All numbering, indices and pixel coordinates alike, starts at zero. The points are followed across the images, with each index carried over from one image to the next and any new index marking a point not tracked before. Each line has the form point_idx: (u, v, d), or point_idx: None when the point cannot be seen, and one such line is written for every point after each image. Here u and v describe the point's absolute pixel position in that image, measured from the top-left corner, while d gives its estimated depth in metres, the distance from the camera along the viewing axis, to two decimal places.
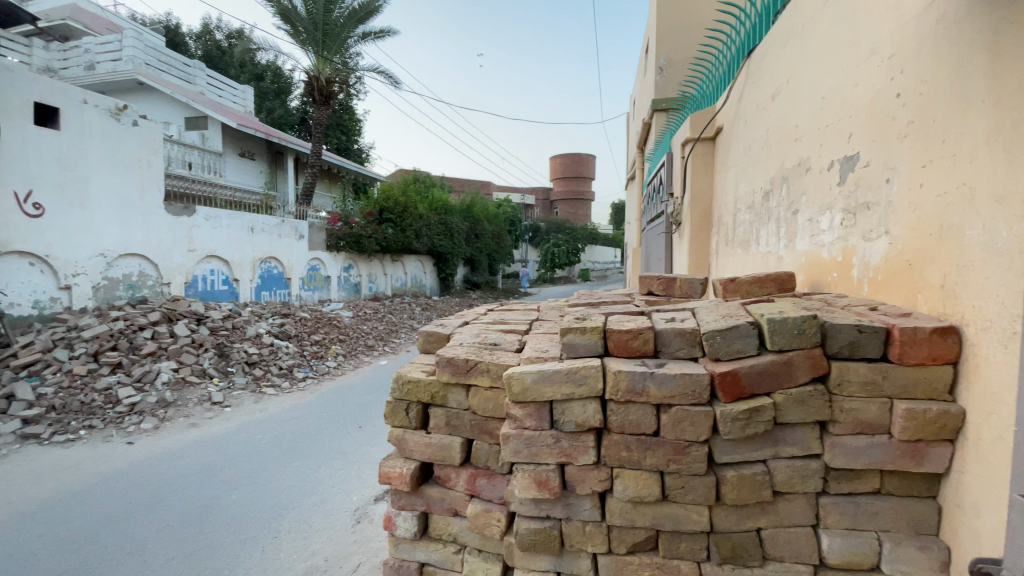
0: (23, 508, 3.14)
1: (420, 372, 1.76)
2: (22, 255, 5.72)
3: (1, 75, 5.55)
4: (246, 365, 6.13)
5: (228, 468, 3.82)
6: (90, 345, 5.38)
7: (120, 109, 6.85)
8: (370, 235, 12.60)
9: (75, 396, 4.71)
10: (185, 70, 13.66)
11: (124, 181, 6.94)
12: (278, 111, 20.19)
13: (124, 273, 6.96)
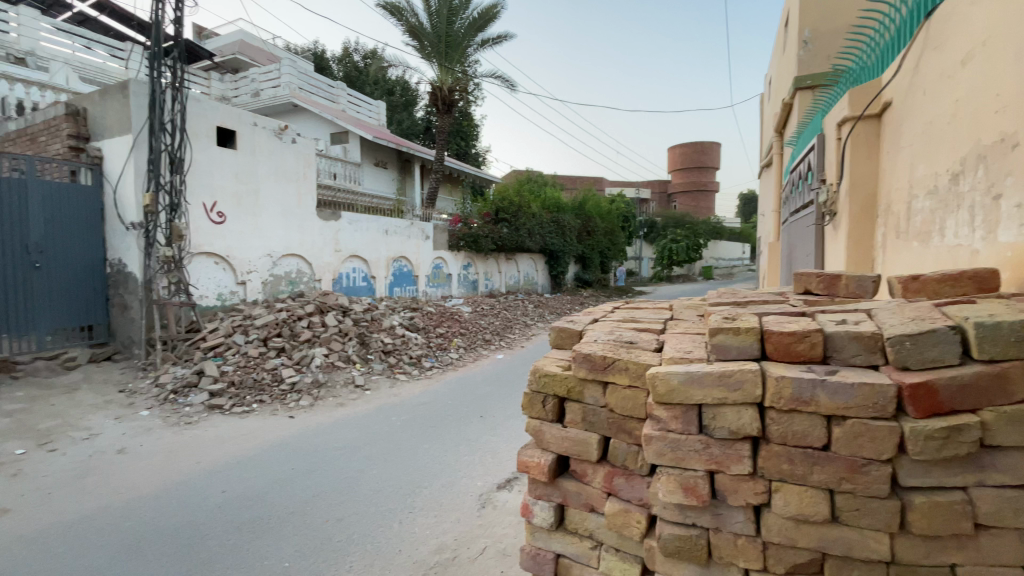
0: (213, 466, 3.79)
1: (556, 366, 1.80)
2: (210, 255, 6.91)
3: (195, 106, 6.71)
4: (383, 353, 6.79)
5: (369, 445, 4.26)
6: (261, 331, 6.33)
7: (282, 129, 7.93)
8: (487, 235, 13.17)
9: (249, 373, 5.56)
10: (330, 91, 15.47)
11: (285, 190, 8.03)
12: (406, 122, 21.98)
13: (285, 271, 8.09)
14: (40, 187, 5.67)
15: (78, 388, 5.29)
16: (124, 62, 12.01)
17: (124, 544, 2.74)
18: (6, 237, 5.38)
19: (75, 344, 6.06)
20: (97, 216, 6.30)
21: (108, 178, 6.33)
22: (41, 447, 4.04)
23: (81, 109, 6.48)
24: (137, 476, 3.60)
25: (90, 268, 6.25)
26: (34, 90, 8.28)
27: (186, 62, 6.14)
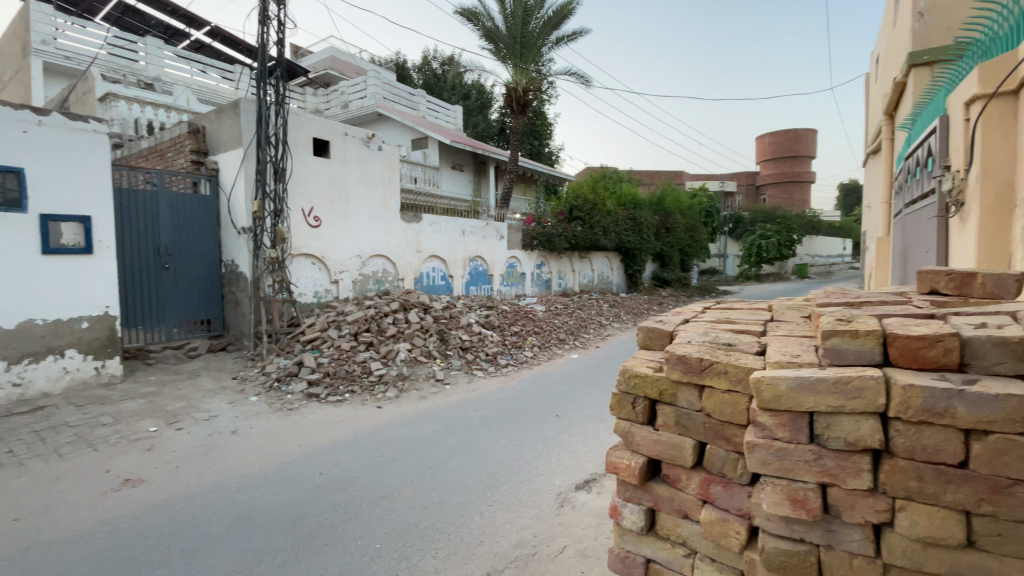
0: (312, 450, 4.13)
1: (647, 367, 1.78)
2: (308, 256, 7.52)
3: (294, 119, 7.30)
4: (461, 349, 7.01)
5: (450, 438, 4.42)
6: (352, 327, 6.78)
7: (369, 138, 8.42)
8: (561, 233, 13.16)
9: (341, 365, 5.98)
10: (411, 98, 16.20)
11: (373, 195, 8.53)
12: (482, 125, 22.51)
13: (372, 271, 8.60)
14: (169, 198, 6.49)
15: (199, 375, 5.98)
16: (234, 82, 13.36)
17: (236, 516, 3.05)
18: (142, 242, 6.23)
19: (196, 335, 6.86)
20: (213, 222, 7.06)
21: (223, 187, 7.07)
22: (171, 425, 4.62)
23: (200, 127, 7.30)
24: (247, 455, 4.01)
25: (209, 269, 7.02)
26: (163, 113, 9.47)
27: (286, 80, 6.69)
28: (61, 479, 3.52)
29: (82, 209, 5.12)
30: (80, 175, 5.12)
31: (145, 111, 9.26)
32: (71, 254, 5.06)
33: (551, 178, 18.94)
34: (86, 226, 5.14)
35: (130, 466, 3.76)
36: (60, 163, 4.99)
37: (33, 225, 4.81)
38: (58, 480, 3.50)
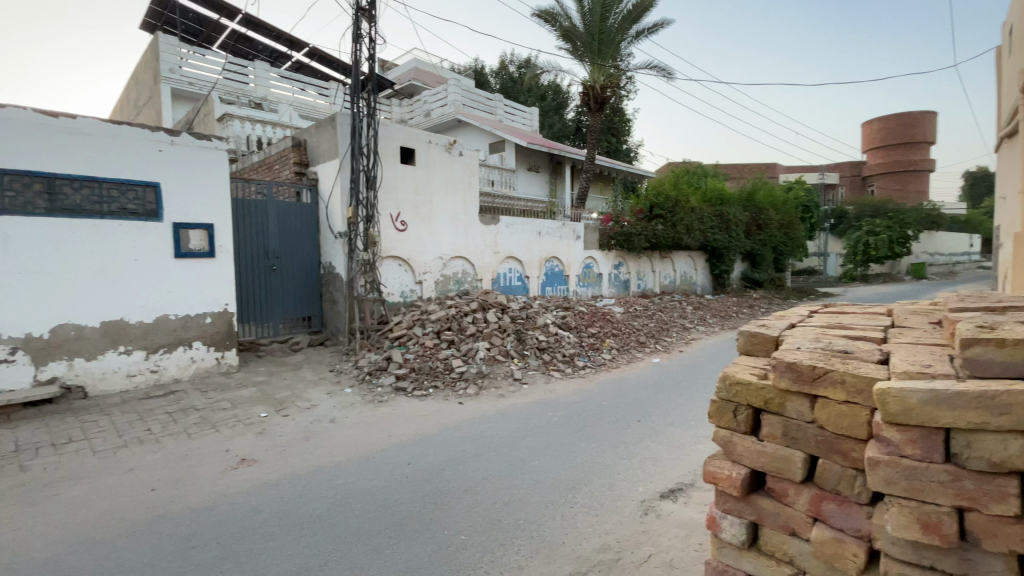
0: (401, 441, 4.36)
1: (751, 375, 1.74)
2: (395, 258, 7.95)
3: (384, 129, 7.74)
4: (539, 350, 7.05)
5: (531, 436, 4.48)
6: (436, 325, 7.06)
7: (452, 144, 8.72)
8: (639, 233, 12.75)
9: (426, 361, 6.25)
10: (489, 103, 16.55)
11: (455, 199, 8.84)
12: (558, 125, 22.48)
13: (454, 272, 8.92)
14: (276, 206, 7.17)
15: (300, 367, 6.54)
16: (328, 97, 14.43)
17: (335, 498, 3.30)
18: (255, 246, 6.94)
19: (299, 331, 7.52)
20: (313, 227, 7.68)
21: (322, 195, 7.67)
22: (278, 412, 5.10)
23: (302, 141, 7.97)
24: (342, 443, 4.32)
25: (310, 270, 7.65)
26: (269, 129, 10.45)
27: (378, 91, 6.98)
28: (191, 454, 4.01)
29: (206, 218, 5.79)
30: (204, 187, 5.77)
31: (254, 128, 10.29)
32: (197, 258, 5.75)
33: (629, 176, 18.45)
34: (209, 232, 5.81)
35: (245, 447, 4.21)
36: (188, 177, 5.66)
37: (168, 232, 5.52)
38: (190, 455, 3.99)
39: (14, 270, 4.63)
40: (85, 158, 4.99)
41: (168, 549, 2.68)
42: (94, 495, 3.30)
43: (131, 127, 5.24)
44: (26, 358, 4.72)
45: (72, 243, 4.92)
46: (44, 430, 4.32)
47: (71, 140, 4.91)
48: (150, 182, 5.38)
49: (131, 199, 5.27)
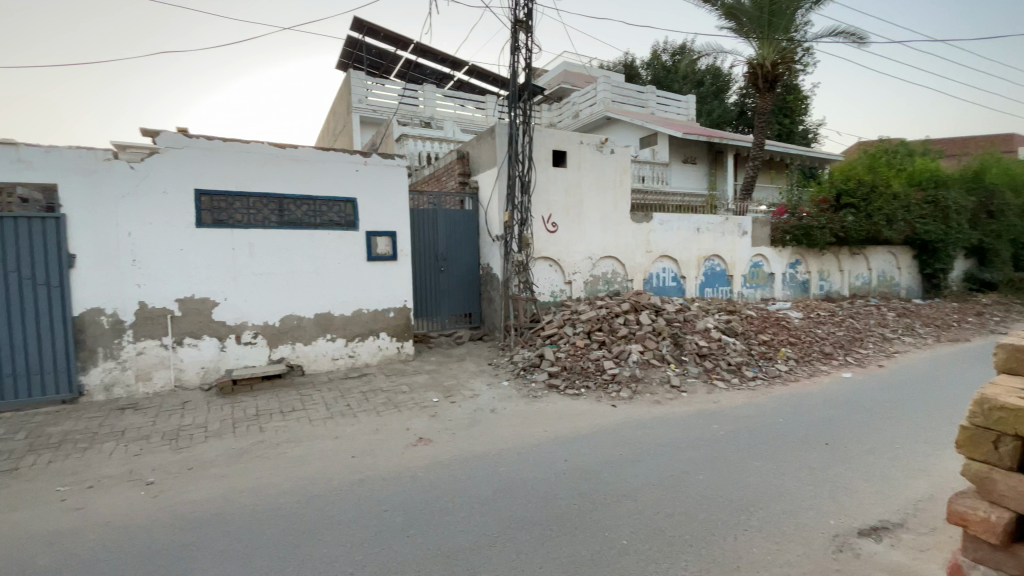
0: (557, 435, 4.43)
1: (1018, 400, 1.70)
2: (547, 259, 8.17)
3: (538, 134, 7.98)
4: (698, 356, 6.58)
5: (692, 448, 4.20)
6: (586, 325, 7.06)
7: (603, 143, 8.64)
8: (822, 226, 11.06)
9: (577, 361, 6.29)
10: (640, 96, 16.00)
11: (606, 198, 8.75)
12: (717, 111, 20.72)
13: (604, 272, 8.85)
14: (444, 213, 7.92)
15: (465, 359, 7.09)
16: (485, 109, 15.42)
17: (499, 483, 3.51)
18: (426, 250, 7.76)
19: (461, 326, 8.22)
20: (474, 231, 8.28)
21: (481, 202, 8.23)
22: (447, 398, 5.60)
23: (465, 153, 8.66)
24: (504, 432, 4.55)
25: (472, 271, 8.28)
26: (436, 144, 11.58)
27: (534, 98, 7.17)
28: (379, 430, 4.63)
29: (389, 226, 6.66)
30: (388, 200, 6.63)
31: (424, 145, 11.50)
32: (383, 262, 6.64)
33: (807, 160, 16.16)
34: (392, 239, 6.68)
35: (422, 427, 4.72)
36: (376, 192, 6.55)
37: (362, 240, 6.49)
38: (378, 430, 4.62)
39: (257, 271, 5.88)
40: (299, 180, 6.06)
41: (366, 510, 3.13)
42: (311, 456, 4.03)
43: (335, 152, 6.24)
44: (264, 341, 5.98)
45: (294, 250, 6.07)
46: (276, 399, 5.41)
47: (294, 166, 6.03)
48: (348, 198, 6.36)
49: (334, 213, 6.30)
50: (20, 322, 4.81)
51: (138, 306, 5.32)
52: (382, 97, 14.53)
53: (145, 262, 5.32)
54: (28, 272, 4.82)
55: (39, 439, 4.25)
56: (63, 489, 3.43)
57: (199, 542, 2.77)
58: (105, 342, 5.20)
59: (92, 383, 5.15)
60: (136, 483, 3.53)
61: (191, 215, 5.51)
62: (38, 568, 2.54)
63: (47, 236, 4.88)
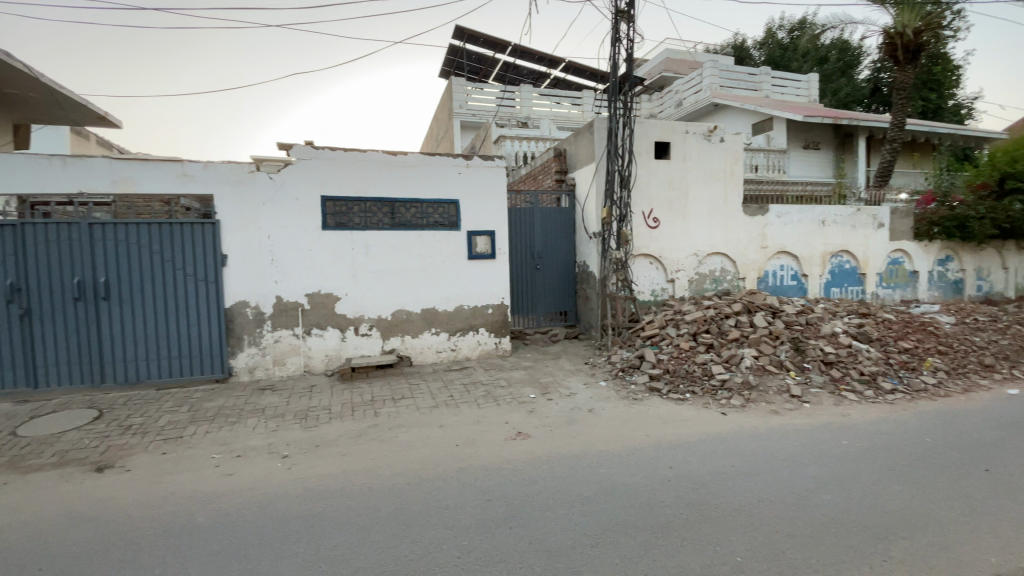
0: (660, 441, 4.22)
1: None
2: (647, 256, 7.87)
3: (640, 126, 7.69)
4: (822, 364, 5.91)
5: (816, 464, 3.79)
6: (691, 326, 6.65)
7: (711, 131, 8.09)
8: (980, 216, 9.34)
9: (681, 363, 5.92)
10: (753, 79, 14.79)
11: (714, 190, 8.21)
12: (845, 90, 18.51)
13: (710, 269, 8.32)
14: (541, 211, 7.96)
15: (561, 357, 7.06)
16: (581, 106, 15.24)
17: (600, 484, 3.43)
18: (524, 248, 7.86)
19: (557, 324, 8.22)
20: (571, 228, 8.21)
21: (578, 198, 8.12)
22: (545, 394, 5.62)
23: (563, 150, 8.63)
24: (603, 433, 4.44)
25: (568, 269, 8.23)
26: (532, 144, 11.66)
27: (636, 89, 6.91)
28: (480, 422, 4.78)
29: (489, 225, 6.84)
30: (488, 200, 6.81)
31: (522, 145, 11.64)
32: (483, 260, 6.85)
33: (962, 140, 13.80)
34: (492, 238, 6.86)
35: (521, 422, 4.77)
36: (477, 192, 6.77)
37: (463, 239, 6.74)
38: (479, 422, 4.76)
39: (371, 269, 6.37)
40: (407, 184, 6.45)
41: (470, 498, 3.25)
42: (418, 442, 4.27)
43: (439, 156, 6.55)
44: (377, 333, 6.46)
45: (403, 249, 6.49)
46: (387, 387, 5.83)
47: (403, 171, 6.42)
48: (452, 200, 6.65)
49: (439, 214, 6.63)
50: (185, 312, 5.68)
51: (275, 300, 6.03)
52: (481, 101, 14.95)
53: (279, 261, 6.01)
54: (191, 270, 5.67)
55: (200, 412, 5.00)
56: (218, 455, 4.00)
57: (324, 514, 3.07)
58: (249, 330, 5.96)
59: (238, 366, 5.94)
60: (274, 455, 4.01)
61: (316, 218, 6.11)
62: (200, 523, 2.97)
63: (204, 239, 5.70)
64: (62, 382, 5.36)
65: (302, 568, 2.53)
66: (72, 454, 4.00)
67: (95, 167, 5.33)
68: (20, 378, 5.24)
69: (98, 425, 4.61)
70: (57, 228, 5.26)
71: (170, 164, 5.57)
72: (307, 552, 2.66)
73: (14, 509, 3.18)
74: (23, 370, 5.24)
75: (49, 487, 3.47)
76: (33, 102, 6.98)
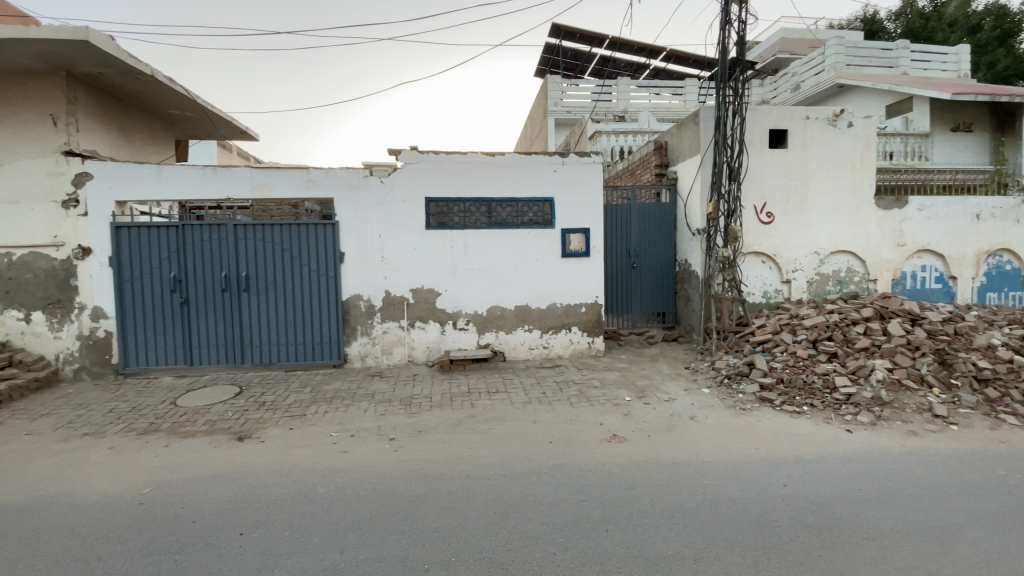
0: (772, 457, 3.86)
1: None
2: (758, 255, 7.29)
3: (753, 114, 7.11)
4: (975, 381, 5.06)
5: (969, 496, 3.24)
6: (809, 333, 6.02)
7: (837, 116, 7.27)
8: None
9: (798, 374, 5.33)
10: (887, 54, 13.09)
11: (838, 182, 7.37)
12: (1004, 62, 15.39)
13: (834, 270, 7.50)
14: (639, 208, 7.70)
15: (659, 360, 6.76)
16: (683, 95, 14.52)
17: (704, 496, 3.23)
18: (620, 245, 7.67)
19: (654, 325, 7.91)
20: (672, 225, 7.84)
21: (681, 194, 7.73)
22: (641, 397, 5.40)
23: (664, 143, 8.27)
24: (706, 443, 4.17)
25: (668, 268, 7.88)
26: (631, 138, 11.44)
27: (748, 73, 6.40)
28: (574, 420, 4.74)
29: (584, 223, 6.76)
30: (585, 197, 6.73)
31: (619, 140, 11.45)
32: (577, 258, 6.79)
33: None
34: (586, 236, 6.77)
35: (616, 424, 4.64)
36: (573, 190, 6.71)
37: (558, 237, 6.73)
38: (574, 421, 4.71)
39: (469, 266, 6.60)
40: (505, 183, 6.58)
41: (566, 495, 3.23)
42: (513, 436, 4.34)
43: (536, 155, 6.59)
44: (474, 328, 6.68)
45: (500, 247, 6.63)
46: (483, 380, 6.00)
47: (500, 170, 6.56)
48: (547, 198, 6.66)
49: (535, 212, 6.68)
50: (308, 304, 6.31)
51: (383, 294, 6.47)
52: (577, 97, 14.75)
53: (388, 258, 6.44)
54: (313, 266, 6.28)
55: (319, 393, 5.52)
56: (335, 434, 4.39)
57: (426, 496, 3.23)
58: (362, 321, 6.46)
59: (351, 353, 6.47)
60: (382, 437, 4.31)
61: (420, 218, 6.46)
62: (320, 494, 3.28)
63: (324, 238, 6.28)
64: (212, 362, 6.21)
65: (408, 544, 2.68)
66: (220, 424, 4.62)
67: (238, 175, 6.08)
68: (180, 356, 6.16)
69: (239, 400, 5.29)
70: (209, 229, 6.10)
71: (297, 171, 6.21)
72: (412, 530, 2.82)
73: (177, 467, 3.74)
74: (182, 349, 6.15)
75: (203, 451, 4.04)
76: (192, 121, 8.17)
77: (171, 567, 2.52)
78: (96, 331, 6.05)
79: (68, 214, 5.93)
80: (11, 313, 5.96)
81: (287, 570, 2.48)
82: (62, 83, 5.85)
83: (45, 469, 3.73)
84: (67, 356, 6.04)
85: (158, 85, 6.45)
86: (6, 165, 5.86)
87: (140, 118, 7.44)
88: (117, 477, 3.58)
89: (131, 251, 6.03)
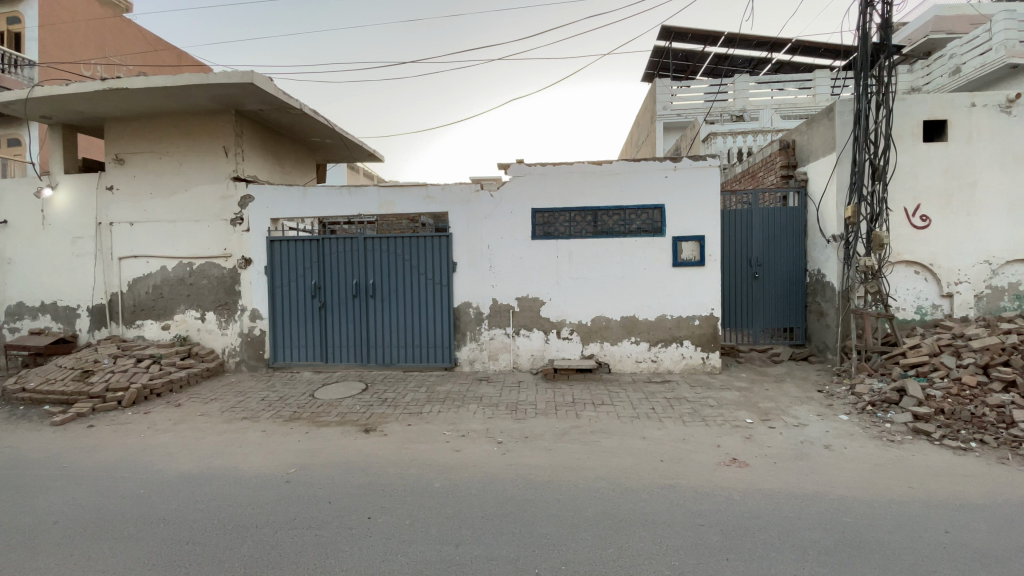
0: (931, 498, 3.31)
1: None
2: (911, 265, 6.36)
3: (903, 104, 6.25)
4: None
5: None
6: (979, 356, 5.09)
7: (1013, 102, 6.14)
8: None
9: (964, 405, 4.52)
10: None
11: (1013, 179, 6.22)
12: None
13: (1009, 282, 6.34)
14: (761, 213, 7.13)
15: (785, 380, 6.16)
16: (812, 89, 13.28)
17: (843, 535, 2.86)
18: (740, 254, 7.16)
19: (778, 342, 7.28)
20: (801, 232, 7.14)
21: (812, 197, 7.01)
22: (765, 420, 4.95)
23: (791, 142, 7.58)
24: (844, 476, 3.70)
25: (796, 278, 7.18)
26: (750, 138, 10.72)
27: (894, 59, 5.61)
28: (689, 439, 4.48)
29: (698, 231, 6.40)
30: (699, 204, 6.38)
31: (736, 141, 10.80)
32: (690, 267, 6.46)
33: None
34: (701, 244, 6.40)
35: (736, 447, 4.30)
36: (686, 196, 6.41)
37: (669, 246, 6.46)
38: (688, 441, 4.46)
39: (575, 276, 6.61)
40: (612, 193, 6.49)
41: (680, 518, 3.07)
42: (623, 450, 4.23)
43: (646, 162, 6.41)
44: (578, 337, 6.67)
45: (607, 256, 6.55)
46: (588, 391, 5.94)
47: (608, 179, 6.49)
48: (658, 205, 6.44)
49: (644, 220, 6.50)
50: (425, 310, 6.78)
51: (491, 302, 6.72)
52: (687, 99, 14.01)
53: (496, 267, 6.68)
54: (430, 275, 6.72)
55: (433, 393, 5.88)
56: (448, 433, 4.63)
57: (534, 502, 3.27)
58: (471, 328, 6.78)
59: (461, 358, 6.80)
60: (492, 440, 4.46)
61: (527, 228, 6.61)
62: (437, 488, 3.49)
63: (439, 248, 6.70)
64: (343, 360, 6.92)
65: (519, 548, 2.74)
66: (349, 417, 5.12)
67: (368, 194, 6.74)
68: (318, 354, 6.95)
69: (365, 395, 5.82)
70: (343, 241, 6.83)
71: (418, 189, 6.72)
72: (521, 534, 2.87)
73: (315, 453, 4.21)
74: (320, 348, 6.93)
75: (336, 440, 4.49)
76: (330, 146, 9.20)
77: (310, 541, 2.82)
78: (253, 330, 7.06)
79: (235, 230, 7.01)
80: (192, 312, 7.17)
81: (407, 557, 2.66)
82: (232, 120, 6.96)
83: (215, 446, 4.43)
84: (230, 350, 7.12)
85: (303, 117, 7.37)
86: (192, 191, 7.10)
87: (290, 146, 8.57)
88: (268, 458, 4.12)
89: (282, 261, 6.95)
